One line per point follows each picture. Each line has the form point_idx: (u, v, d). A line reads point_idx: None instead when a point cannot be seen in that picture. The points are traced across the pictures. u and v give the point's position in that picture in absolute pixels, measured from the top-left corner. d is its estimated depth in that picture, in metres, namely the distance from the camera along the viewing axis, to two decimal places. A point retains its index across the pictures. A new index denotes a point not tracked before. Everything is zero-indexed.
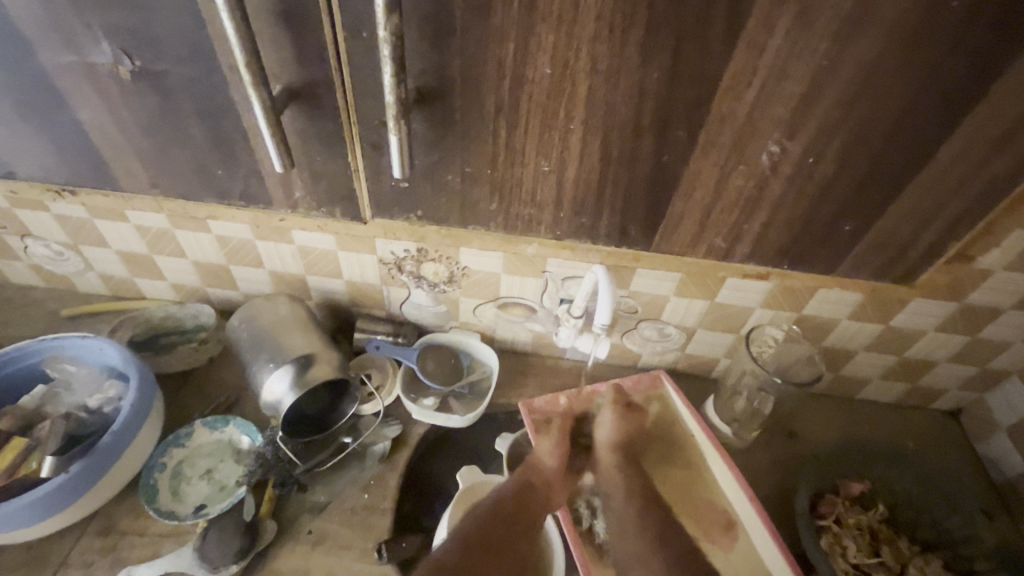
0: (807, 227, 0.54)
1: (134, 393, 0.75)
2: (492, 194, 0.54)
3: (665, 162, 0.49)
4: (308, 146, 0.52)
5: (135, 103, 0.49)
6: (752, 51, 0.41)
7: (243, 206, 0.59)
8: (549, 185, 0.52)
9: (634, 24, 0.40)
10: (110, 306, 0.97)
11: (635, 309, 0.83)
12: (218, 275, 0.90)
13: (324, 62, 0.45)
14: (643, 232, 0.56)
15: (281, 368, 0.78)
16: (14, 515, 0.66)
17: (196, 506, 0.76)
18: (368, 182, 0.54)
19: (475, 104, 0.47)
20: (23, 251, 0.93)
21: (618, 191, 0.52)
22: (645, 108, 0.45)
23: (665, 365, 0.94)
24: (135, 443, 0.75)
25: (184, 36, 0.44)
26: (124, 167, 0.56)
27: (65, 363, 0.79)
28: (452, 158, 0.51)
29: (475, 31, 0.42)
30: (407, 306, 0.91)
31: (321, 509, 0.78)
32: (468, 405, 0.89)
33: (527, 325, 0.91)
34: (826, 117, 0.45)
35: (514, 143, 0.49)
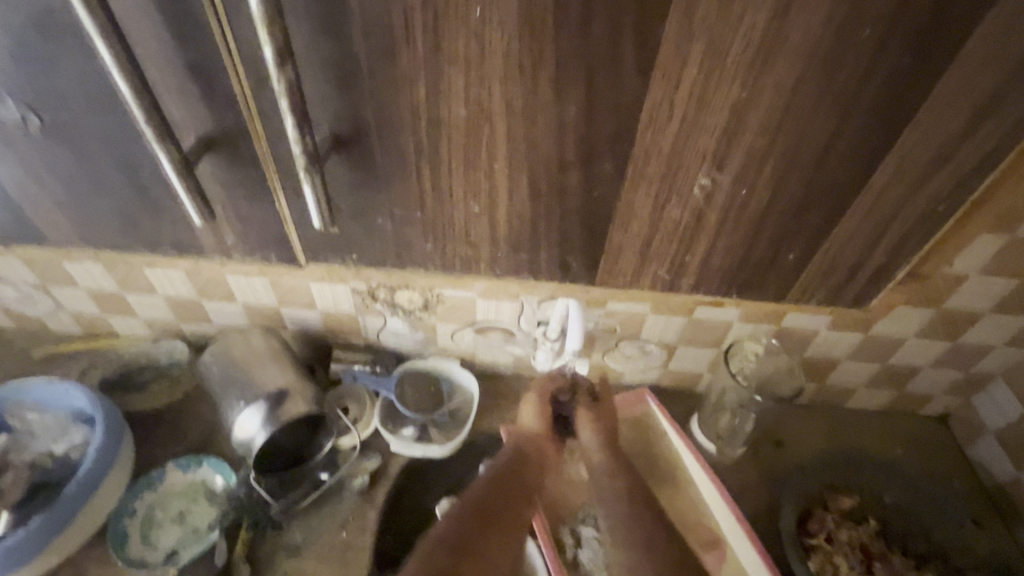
0: (750, 255, 0.49)
1: (100, 437, 0.73)
2: (426, 234, 0.49)
3: (596, 197, 0.46)
4: (233, 194, 0.46)
5: (50, 156, 0.44)
6: (668, 85, 0.38)
7: (178, 255, 0.53)
8: (483, 224, 0.48)
9: (543, 62, 0.37)
10: (80, 346, 0.95)
11: (614, 328, 0.82)
12: (190, 310, 0.88)
13: (236, 110, 0.41)
14: (586, 265, 0.51)
15: (254, 404, 0.77)
16: None
17: (168, 551, 0.74)
18: (299, 227, 0.49)
19: (395, 146, 0.43)
20: None
21: (556, 225, 0.48)
22: (567, 144, 0.42)
23: (647, 382, 0.92)
24: (102, 491, 0.72)
25: (90, 88, 0.39)
26: (49, 222, 0.50)
27: (27, 409, 0.77)
28: (381, 199, 0.47)
29: (383, 76, 0.38)
30: (385, 334, 0.89)
31: (298, 549, 0.76)
32: (447, 433, 0.87)
33: (507, 348, 0.90)
34: (751, 141, 0.41)
35: (441, 183, 0.45)
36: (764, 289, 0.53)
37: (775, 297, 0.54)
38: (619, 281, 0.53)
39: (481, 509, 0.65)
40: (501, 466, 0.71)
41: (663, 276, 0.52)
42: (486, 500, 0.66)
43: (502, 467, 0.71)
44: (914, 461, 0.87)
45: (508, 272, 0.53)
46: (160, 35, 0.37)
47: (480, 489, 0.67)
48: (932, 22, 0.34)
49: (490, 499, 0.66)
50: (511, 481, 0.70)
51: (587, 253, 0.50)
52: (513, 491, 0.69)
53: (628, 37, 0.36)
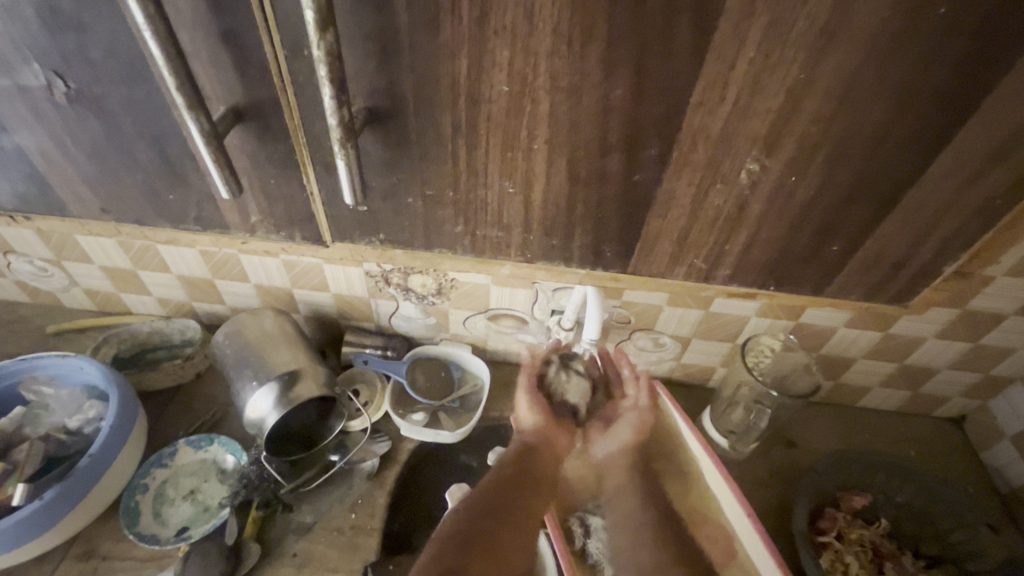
0: (791, 246, 0.48)
1: (114, 413, 0.73)
2: (456, 216, 0.49)
3: (636, 182, 0.44)
4: (261, 170, 0.46)
5: (74, 126, 0.43)
6: (723, 64, 0.37)
7: (201, 231, 0.52)
8: (517, 207, 0.47)
9: (593, 36, 0.36)
10: (95, 321, 0.95)
11: (627, 319, 0.81)
12: (203, 290, 0.88)
13: (270, 83, 0.40)
14: (617, 252, 0.50)
15: (265, 385, 0.77)
16: None
17: (179, 529, 0.74)
18: (326, 206, 0.48)
19: (431, 124, 0.42)
20: (6, 267, 0.92)
21: (591, 210, 0.47)
22: (610, 124, 0.41)
23: (660, 375, 0.92)
24: (115, 466, 0.73)
25: (118, 54, 0.38)
26: (71, 193, 0.49)
27: (42, 385, 0.77)
28: (412, 179, 0.46)
29: (424, 48, 0.37)
30: (396, 319, 0.89)
31: (306, 529, 0.76)
32: (458, 420, 0.87)
33: (518, 336, 0.89)
34: (804, 128, 0.40)
35: (476, 163, 0.44)
36: (798, 281, 0.52)
37: (810, 288, 0.52)
38: (648, 271, 0.52)
39: (490, 506, 0.64)
40: (515, 463, 0.71)
41: (694, 267, 0.51)
42: (495, 500, 0.65)
43: (517, 465, 0.71)
44: (929, 461, 0.86)
45: (537, 258, 0.52)
46: (194, 1, 0.36)
47: (490, 488, 0.67)
48: (1010, 9, 0.32)
49: (500, 500, 0.66)
50: (524, 482, 0.69)
51: (617, 240, 0.49)
52: (526, 492, 0.68)
53: (686, 12, 0.34)
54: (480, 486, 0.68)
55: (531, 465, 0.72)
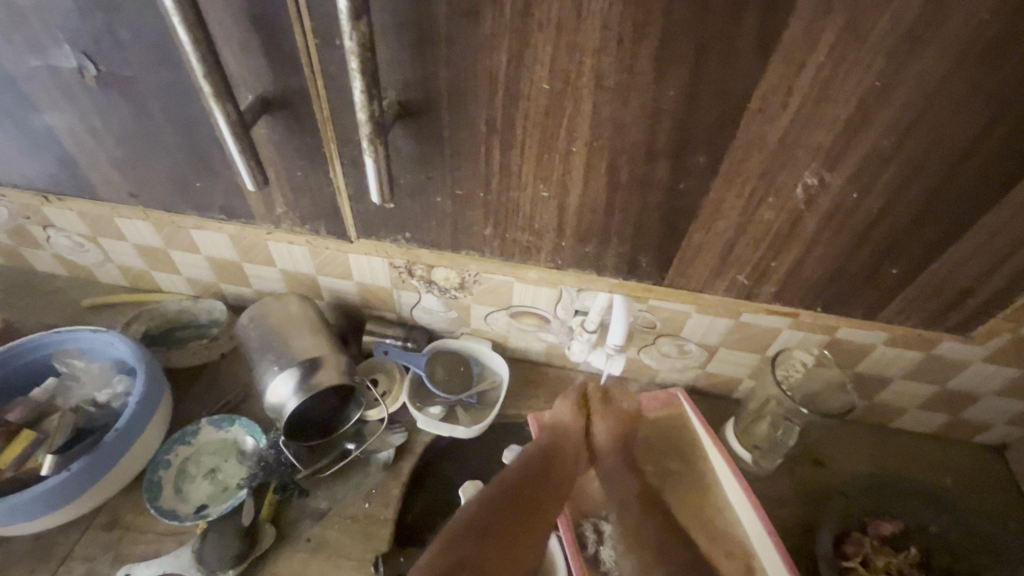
0: (846, 266, 0.46)
1: (141, 389, 0.75)
2: (485, 215, 0.47)
3: (681, 191, 0.42)
4: (289, 161, 0.45)
5: (108, 109, 0.43)
6: (789, 68, 0.34)
7: (228, 220, 0.52)
8: (551, 211, 0.46)
9: (647, 33, 0.34)
10: (127, 298, 0.97)
11: (653, 324, 0.79)
12: (230, 272, 0.89)
13: (301, 71, 0.39)
14: (653, 263, 0.49)
15: (286, 371, 0.77)
16: (19, 511, 0.66)
17: (198, 506, 0.76)
18: (353, 201, 0.48)
19: (465, 119, 0.40)
20: (45, 241, 0.95)
21: (628, 217, 0.45)
22: (658, 129, 0.39)
23: (683, 383, 0.89)
24: (139, 441, 0.74)
25: (150, 38, 0.38)
26: (103, 177, 0.50)
27: (73, 358, 0.79)
28: (442, 177, 0.44)
29: (462, 39, 0.36)
30: (417, 311, 0.89)
31: (320, 515, 0.77)
32: (475, 416, 0.86)
33: (539, 334, 0.88)
34: (873, 141, 0.37)
35: (511, 162, 0.42)
36: (850, 303, 0.49)
37: (861, 311, 0.50)
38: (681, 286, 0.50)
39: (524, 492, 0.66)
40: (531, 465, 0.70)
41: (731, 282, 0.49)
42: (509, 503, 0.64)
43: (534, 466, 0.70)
44: (966, 491, 0.82)
45: (568, 264, 0.50)
46: None
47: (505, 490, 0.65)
48: None
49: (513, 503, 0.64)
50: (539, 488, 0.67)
51: (651, 250, 0.47)
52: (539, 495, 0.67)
53: (752, 10, 0.32)
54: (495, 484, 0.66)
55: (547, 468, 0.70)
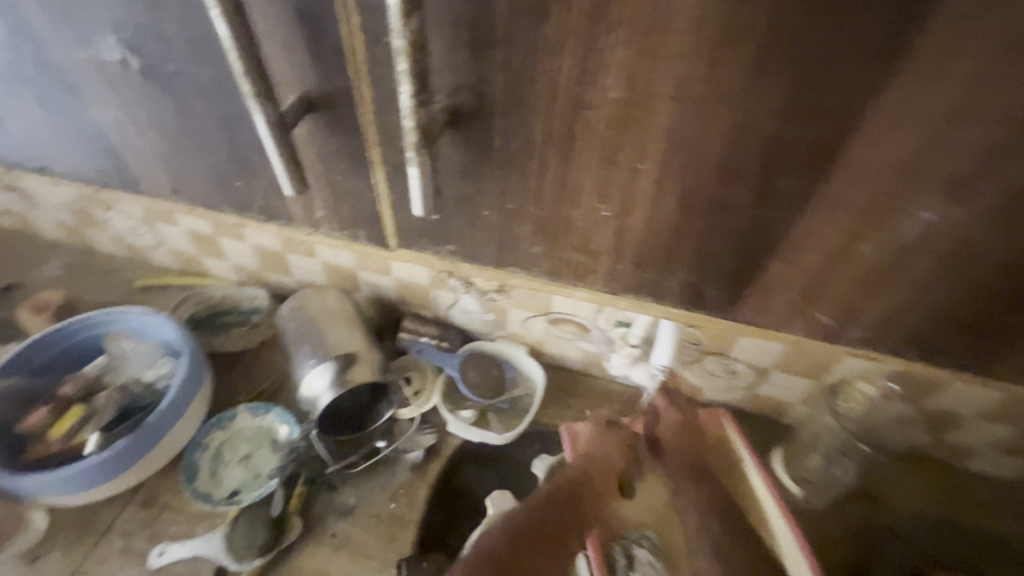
0: (958, 316, 0.40)
1: (183, 373, 0.76)
2: (533, 231, 0.45)
3: (762, 218, 0.39)
4: (331, 161, 0.44)
5: (151, 103, 0.43)
6: (915, 87, 0.30)
7: (266, 221, 0.52)
8: (608, 232, 0.43)
9: (743, 42, 0.30)
10: (177, 281, 1.00)
11: (699, 340, 0.75)
12: (274, 261, 0.91)
13: (349, 68, 0.37)
14: (719, 292, 0.45)
15: (323, 364, 0.78)
16: (65, 484, 0.68)
17: (231, 491, 0.77)
18: (395, 210, 0.46)
19: (520, 125, 0.38)
20: (106, 223, 0.99)
21: (696, 242, 0.41)
22: (743, 148, 0.35)
23: (729, 404, 0.84)
24: (179, 423, 0.76)
25: (191, 31, 0.37)
26: (145, 173, 0.50)
27: (123, 338, 0.81)
28: (491, 189, 0.42)
29: (524, 40, 0.33)
30: (454, 310, 0.87)
31: (347, 512, 0.77)
32: (506, 422, 0.84)
33: (578, 343, 0.85)
34: (1012, 178, 0.32)
35: (567, 177, 0.40)
36: (954, 356, 0.43)
37: (971, 367, 0.43)
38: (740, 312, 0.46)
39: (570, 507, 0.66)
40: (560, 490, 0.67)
41: (803, 316, 0.45)
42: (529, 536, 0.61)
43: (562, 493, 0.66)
44: None
45: (624, 290, 0.47)
46: None
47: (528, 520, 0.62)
48: None
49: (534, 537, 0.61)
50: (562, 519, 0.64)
51: (717, 275, 0.44)
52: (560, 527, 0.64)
53: (875, 20, 0.28)
54: (517, 511, 0.63)
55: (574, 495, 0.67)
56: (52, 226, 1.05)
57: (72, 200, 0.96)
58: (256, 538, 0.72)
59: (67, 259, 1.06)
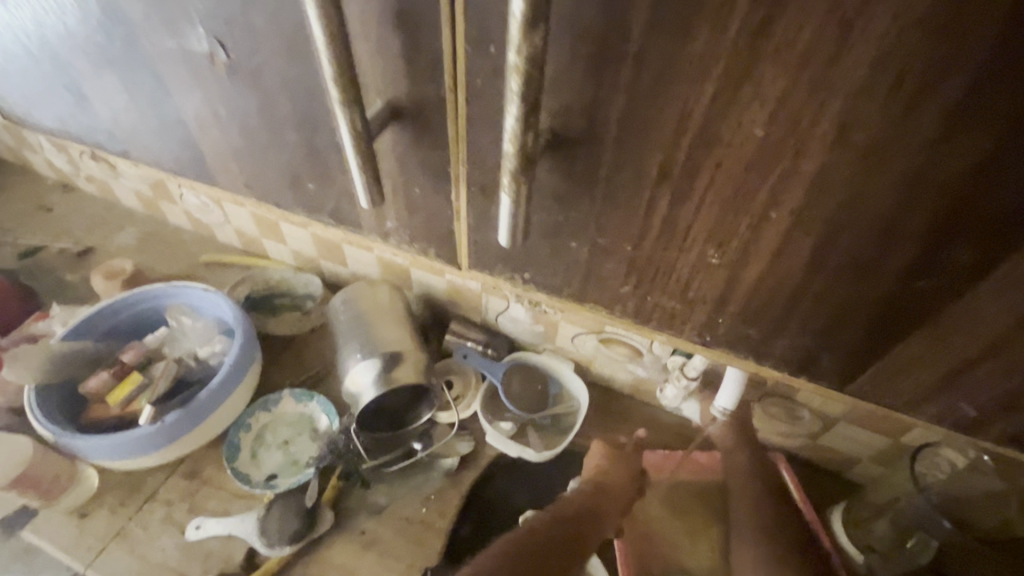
0: None
1: (235, 353, 0.78)
2: (627, 275, 0.38)
3: (918, 291, 0.31)
4: (406, 172, 0.41)
5: (233, 96, 0.42)
6: None
7: (334, 225, 0.51)
8: (714, 283, 0.36)
9: (956, 76, 0.22)
10: (239, 260, 1.04)
11: (762, 381, 0.70)
12: (332, 250, 0.92)
13: (439, 78, 0.34)
14: (841, 365, 0.37)
15: (369, 360, 0.78)
16: (119, 450, 0.71)
17: (269, 475, 0.78)
18: (473, 231, 0.42)
19: (633, 157, 0.31)
20: (179, 198, 1.03)
21: (825, 307, 0.34)
22: (916, 206, 0.27)
23: (785, 449, 0.79)
24: (228, 401, 0.78)
25: (283, 27, 0.36)
26: (220, 164, 0.50)
27: (185, 313, 0.83)
28: (580, 221, 0.36)
29: (656, 53, 0.26)
30: (503, 318, 0.86)
31: (377, 511, 0.76)
32: (546, 440, 0.81)
33: (627, 366, 0.81)
34: None
35: (674, 219, 0.33)
36: None
37: None
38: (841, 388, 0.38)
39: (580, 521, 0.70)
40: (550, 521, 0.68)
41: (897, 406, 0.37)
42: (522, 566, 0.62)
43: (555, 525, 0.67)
44: None
45: (715, 346, 0.40)
46: None
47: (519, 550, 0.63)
48: None
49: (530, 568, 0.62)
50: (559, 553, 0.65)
51: (819, 340, 0.36)
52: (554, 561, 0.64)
53: None
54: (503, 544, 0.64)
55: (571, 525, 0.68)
56: (130, 197, 1.10)
57: (151, 174, 1.00)
58: (289, 522, 0.73)
59: (141, 230, 1.12)
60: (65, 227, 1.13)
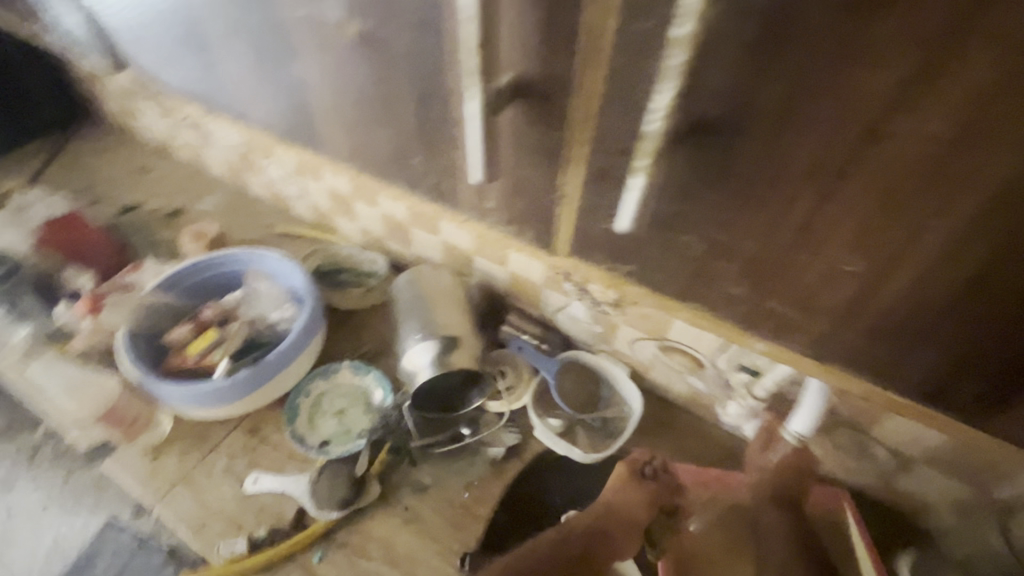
0: None
1: (303, 321, 0.81)
2: (741, 275, 0.39)
3: None
4: (515, 151, 0.42)
5: (352, 67, 0.44)
6: None
7: (428, 198, 0.52)
8: (841, 287, 0.36)
9: None
10: (310, 233, 1.09)
11: (837, 411, 0.68)
12: (400, 232, 0.95)
13: (572, 56, 0.34)
14: (969, 385, 0.36)
15: (427, 342, 0.79)
16: (193, 399, 0.76)
17: (322, 441, 0.81)
18: (579, 216, 0.43)
19: (779, 154, 0.32)
20: (263, 169, 1.09)
21: (956, 327, 0.34)
22: None
23: (847, 484, 0.75)
24: (294, 365, 0.81)
25: (417, 2, 0.37)
26: (327, 131, 0.52)
27: (261, 278, 0.88)
28: (703, 216, 0.38)
29: (843, 39, 0.27)
30: (562, 315, 0.85)
31: (422, 489, 0.77)
32: (593, 442, 0.80)
33: (686, 378, 0.79)
34: None
35: (814, 215, 0.34)
36: None
37: None
38: (972, 412, 0.38)
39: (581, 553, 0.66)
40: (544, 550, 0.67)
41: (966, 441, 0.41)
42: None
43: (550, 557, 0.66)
44: None
45: (831, 356, 0.40)
46: None
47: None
48: None
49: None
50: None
51: (940, 353, 0.36)
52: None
53: None
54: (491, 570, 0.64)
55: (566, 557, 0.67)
56: (218, 164, 1.18)
57: (241, 144, 1.07)
58: (335, 490, 0.76)
59: (225, 196, 1.19)
60: (158, 187, 1.21)
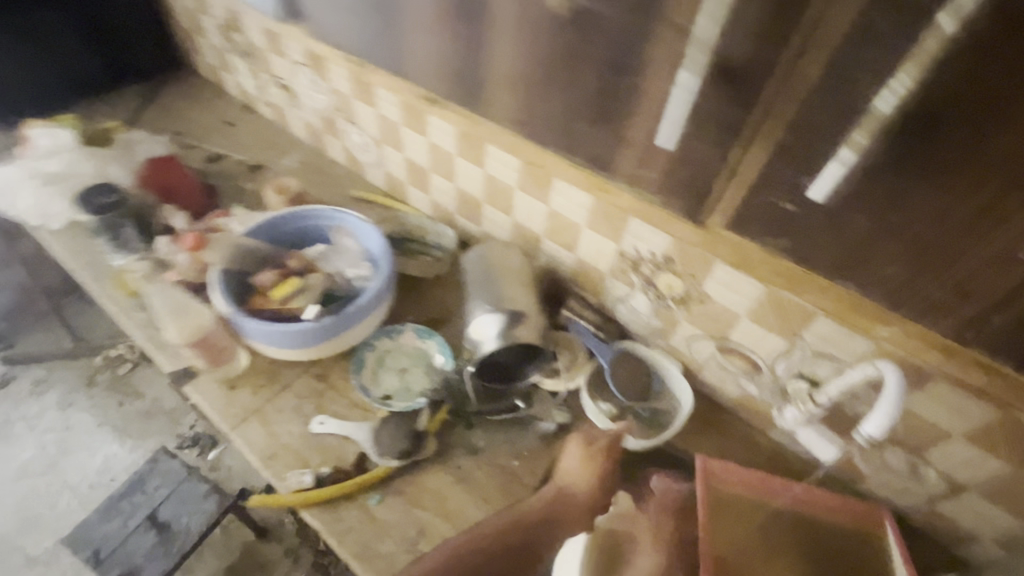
0: None
1: (380, 279, 0.86)
2: (895, 264, 0.53)
3: None
4: None
5: None
6: None
7: None
8: (978, 283, 0.49)
9: None
10: (382, 201, 1.14)
11: (894, 429, 0.69)
12: (471, 208, 1.00)
13: None
14: None
15: (495, 315, 0.82)
16: (278, 337, 0.80)
17: (384, 395, 0.86)
18: None
19: (955, 183, 0.45)
20: (344, 134, 1.14)
21: None
22: None
23: (889, 504, 0.77)
24: (368, 319, 0.86)
25: None
26: None
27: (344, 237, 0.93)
28: (877, 214, 0.51)
29: None
30: (622, 306, 0.89)
31: (475, 452, 0.81)
32: (643, 430, 0.83)
33: (739, 380, 0.82)
34: None
35: (972, 229, 0.47)
36: None
37: None
38: None
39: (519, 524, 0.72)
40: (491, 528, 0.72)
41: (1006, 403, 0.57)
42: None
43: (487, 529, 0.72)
44: None
45: (949, 331, 0.55)
46: None
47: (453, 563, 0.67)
48: None
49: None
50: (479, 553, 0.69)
51: None
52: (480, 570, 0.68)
53: None
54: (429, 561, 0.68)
55: (513, 536, 0.72)
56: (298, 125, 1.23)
57: (328, 108, 1.13)
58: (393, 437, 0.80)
59: (302, 156, 1.25)
60: (241, 140, 1.28)
